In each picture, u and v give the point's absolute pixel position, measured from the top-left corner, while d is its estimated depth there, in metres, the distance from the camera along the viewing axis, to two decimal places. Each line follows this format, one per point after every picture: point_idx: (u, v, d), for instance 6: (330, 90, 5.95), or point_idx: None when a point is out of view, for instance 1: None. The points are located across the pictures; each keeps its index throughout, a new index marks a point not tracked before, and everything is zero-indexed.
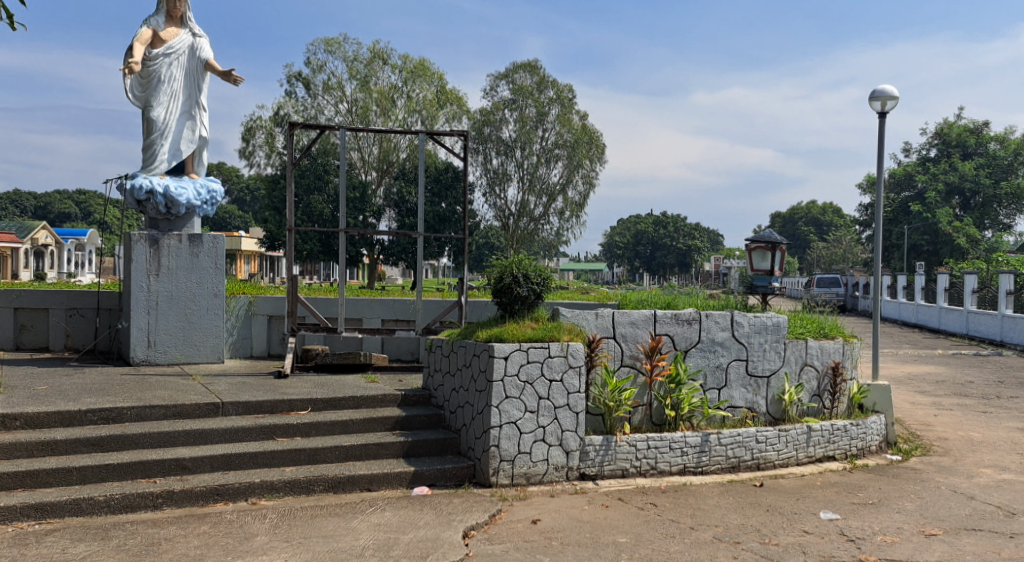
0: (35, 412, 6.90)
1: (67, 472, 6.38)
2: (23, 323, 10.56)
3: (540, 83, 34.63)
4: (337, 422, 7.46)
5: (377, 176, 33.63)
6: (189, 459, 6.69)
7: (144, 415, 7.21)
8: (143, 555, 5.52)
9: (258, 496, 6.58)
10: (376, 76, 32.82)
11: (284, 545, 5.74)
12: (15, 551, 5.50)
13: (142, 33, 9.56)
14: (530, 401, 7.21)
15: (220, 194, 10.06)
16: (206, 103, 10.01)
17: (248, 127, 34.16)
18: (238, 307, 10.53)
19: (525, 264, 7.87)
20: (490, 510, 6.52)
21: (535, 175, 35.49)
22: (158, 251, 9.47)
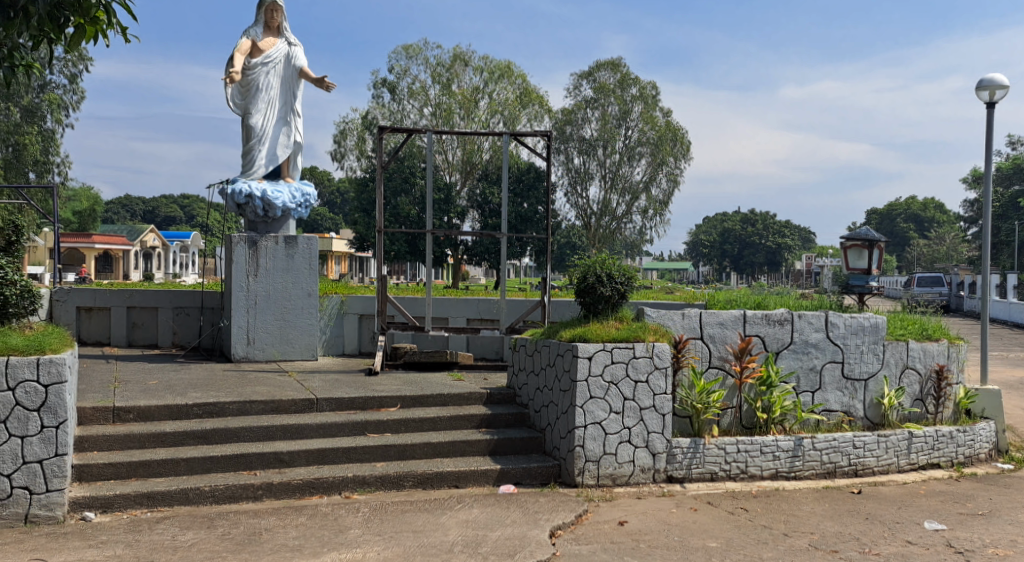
0: (145, 406, 7.19)
1: (175, 463, 6.62)
2: (134, 321, 11.04)
3: (622, 81, 34.30)
4: (424, 420, 7.55)
5: (461, 177, 33.92)
6: (286, 452, 6.88)
7: (246, 409, 7.44)
8: (245, 544, 5.69)
9: (351, 490, 6.73)
10: (458, 78, 33.13)
11: (377, 539, 5.84)
12: (129, 537, 5.75)
13: (242, 43, 9.88)
14: (616, 401, 7.15)
15: (314, 197, 10.32)
16: (300, 109, 10.29)
17: (339, 131, 34.97)
18: (331, 306, 10.77)
19: (609, 263, 7.79)
20: (576, 510, 6.49)
21: (618, 174, 35.22)
22: (256, 252, 9.77)
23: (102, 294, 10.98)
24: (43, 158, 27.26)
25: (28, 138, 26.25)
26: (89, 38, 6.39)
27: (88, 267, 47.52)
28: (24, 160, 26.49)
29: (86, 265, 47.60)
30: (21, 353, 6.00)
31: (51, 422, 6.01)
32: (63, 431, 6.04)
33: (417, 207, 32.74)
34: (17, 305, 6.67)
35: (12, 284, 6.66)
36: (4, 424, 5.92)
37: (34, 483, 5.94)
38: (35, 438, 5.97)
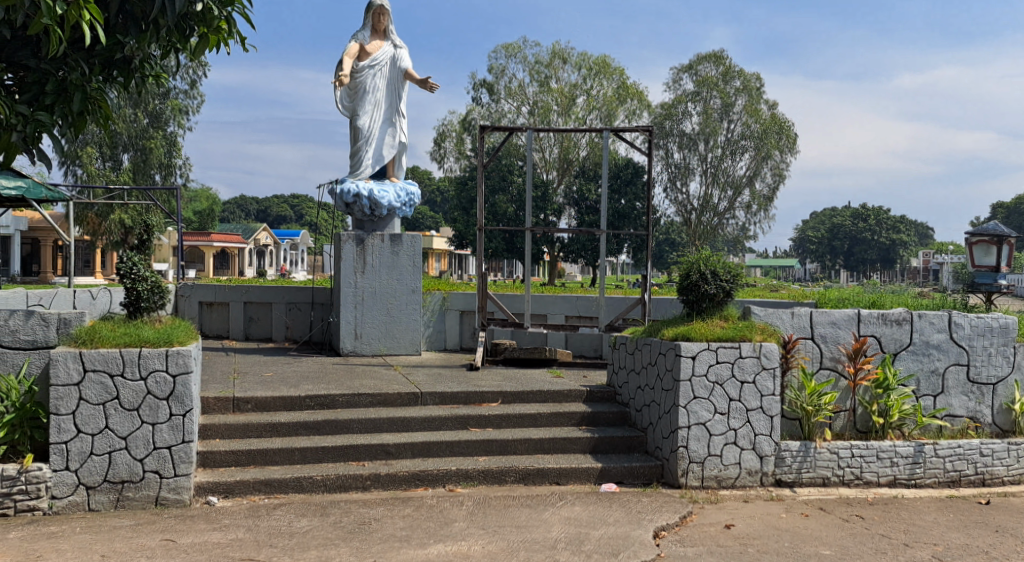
0: (262, 397, 7.46)
1: (290, 452, 6.84)
2: (251, 316, 11.52)
3: (725, 74, 33.55)
4: (525, 416, 7.57)
5: (557, 174, 33.86)
6: (392, 445, 7.01)
7: (354, 401, 7.63)
8: (356, 533, 5.83)
9: (455, 483, 6.80)
10: (556, 76, 33.10)
11: (481, 532, 5.89)
12: (249, 521, 5.97)
13: (350, 47, 10.14)
14: (721, 402, 6.99)
15: (418, 197, 10.49)
16: (405, 110, 10.47)
17: (439, 132, 35.54)
18: (433, 302, 10.93)
19: (714, 260, 7.60)
20: (680, 512, 6.38)
21: (720, 168, 34.51)
22: (363, 250, 9.99)
23: (223, 290, 11.55)
24: (167, 162, 28.71)
25: (153, 143, 27.77)
26: (211, 47, 6.72)
27: (204, 264, 49.85)
28: (150, 163, 28.08)
29: (203, 263, 49.98)
30: (152, 344, 6.32)
31: (179, 410, 6.29)
32: (189, 419, 6.32)
33: (515, 205, 32.92)
34: (149, 300, 7.08)
35: (145, 280, 7.05)
36: (137, 411, 6.23)
37: (164, 467, 6.22)
38: (164, 425, 6.26)
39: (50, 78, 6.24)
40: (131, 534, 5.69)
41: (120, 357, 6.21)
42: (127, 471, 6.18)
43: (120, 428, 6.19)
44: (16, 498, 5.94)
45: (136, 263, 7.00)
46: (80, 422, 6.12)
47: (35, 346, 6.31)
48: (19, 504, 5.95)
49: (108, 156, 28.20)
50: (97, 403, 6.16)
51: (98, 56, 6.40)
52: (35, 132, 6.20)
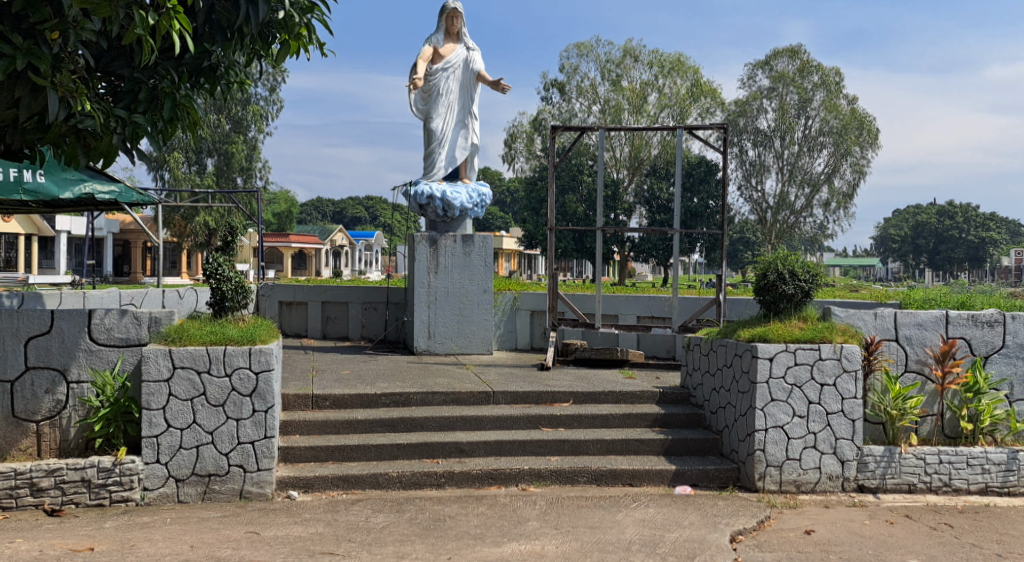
0: (339, 394, 7.61)
1: (366, 448, 6.96)
2: (328, 315, 11.77)
3: (802, 69, 32.81)
4: (597, 416, 7.54)
5: (628, 173, 33.46)
6: (466, 443, 7.06)
7: (428, 399, 7.71)
8: (431, 530, 5.89)
9: (528, 482, 6.82)
10: (628, 74, 32.86)
11: (554, 532, 5.89)
12: (329, 516, 6.10)
13: (424, 51, 10.27)
14: (799, 405, 6.84)
15: (489, 197, 10.56)
16: (478, 112, 10.54)
17: (510, 133, 35.68)
18: (504, 302, 10.97)
19: (792, 260, 7.42)
20: (758, 516, 6.27)
21: (797, 165, 33.77)
22: (436, 250, 10.09)
23: (301, 290, 11.90)
24: (248, 166, 29.56)
25: (235, 148, 28.63)
26: (292, 54, 6.90)
27: (281, 265, 51.14)
28: (231, 167, 28.97)
29: (281, 263, 51.28)
30: (236, 343, 6.51)
31: (261, 406, 6.46)
32: (271, 415, 6.49)
33: (585, 205, 32.82)
34: (232, 299, 7.28)
35: (229, 280, 7.27)
36: (222, 407, 6.42)
37: (248, 461, 6.41)
38: (248, 421, 6.44)
39: (142, 86, 6.48)
40: (217, 526, 5.87)
41: (206, 355, 6.41)
42: (213, 464, 6.37)
43: (207, 423, 6.39)
44: (111, 489, 6.18)
45: (220, 264, 7.22)
46: (170, 417, 6.34)
47: (128, 343, 6.51)
48: (113, 495, 6.19)
49: (193, 160, 29.18)
50: (185, 399, 6.37)
51: (187, 64, 6.63)
52: (129, 137, 6.40)
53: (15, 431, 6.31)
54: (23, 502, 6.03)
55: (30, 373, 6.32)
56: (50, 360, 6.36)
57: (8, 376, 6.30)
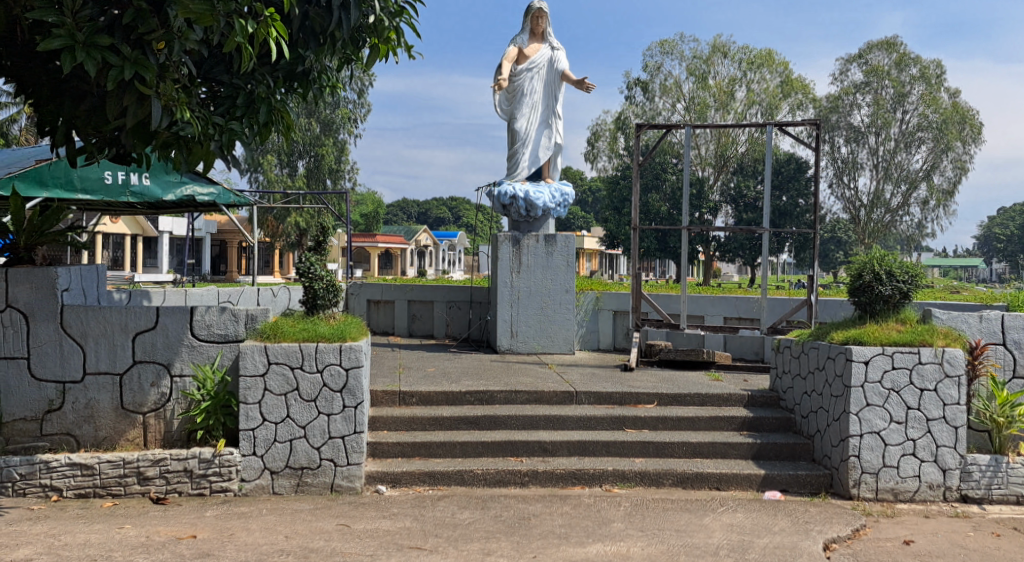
0: (426, 391, 7.71)
1: (451, 445, 7.03)
2: (414, 313, 11.95)
3: (899, 62, 31.70)
4: (683, 418, 7.43)
5: (714, 171, 32.88)
6: (549, 442, 7.06)
7: (512, 398, 7.73)
8: (516, 528, 5.91)
9: (612, 483, 6.78)
10: (714, 70, 32.30)
11: (639, 534, 5.83)
12: (415, 511, 6.19)
13: (509, 51, 10.32)
14: (897, 410, 6.60)
15: (572, 197, 10.54)
16: (562, 111, 10.52)
17: (593, 132, 35.51)
18: (586, 302, 10.90)
19: (889, 260, 7.15)
20: (853, 524, 6.07)
21: (893, 162, 32.60)
22: (519, 250, 10.12)
23: (388, 288, 12.13)
24: (337, 168, 30.31)
25: (325, 150, 29.38)
26: (381, 58, 7.03)
27: (369, 264, 52.26)
28: (321, 169, 29.75)
29: (368, 262, 52.35)
30: (327, 340, 6.67)
31: (351, 402, 6.60)
32: (361, 410, 6.62)
33: (668, 204, 32.44)
34: (323, 297, 7.47)
35: (321, 278, 7.46)
36: (313, 402, 6.59)
37: (338, 456, 6.56)
38: (338, 416, 6.59)
39: (240, 92, 6.71)
40: (309, 518, 6.02)
41: (299, 351, 6.59)
42: (306, 458, 6.55)
43: (300, 417, 6.57)
44: (211, 479, 6.41)
45: (313, 264, 7.39)
46: (265, 411, 6.54)
47: (226, 340, 6.75)
48: (213, 485, 6.42)
49: (285, 163, 30.11)
50: (279, 394, 6.56)
51: (282, 69, 6.81)
52: (225, 144, 6.62)
53: (124, 422, 6.60)
54: (131, 490, 6.30)
55: (137, 367, 6.61)
56: (155, 355, 6.63)
57: (117, 369, 6.59)
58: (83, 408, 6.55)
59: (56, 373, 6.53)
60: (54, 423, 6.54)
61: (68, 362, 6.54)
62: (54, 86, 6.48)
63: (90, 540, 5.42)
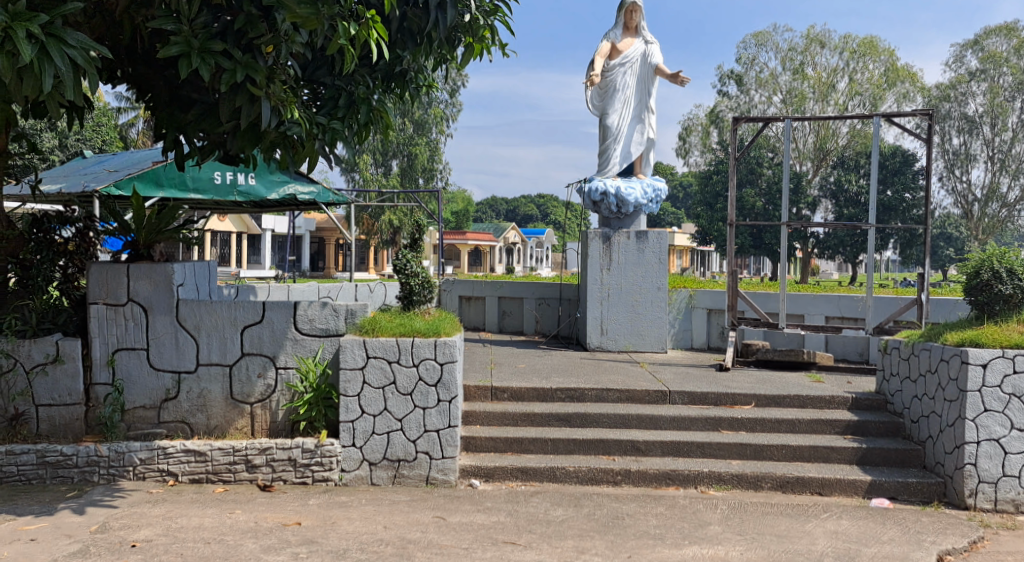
0: (518, 388, 7.78)
1: (544, 442, 7.07)
2: (504, 310, 12.05)
3: (1018, 48, 30.09)
4: (781, 420, 7.29)
5: (813, 166, 31.97)
6: (642, 442, 7.03)
7: (603, 396, 7.72)
8: (610, 527, 5.91)
9: (707, 485, 6.70)
10: (814, 61, 31.37)
11: (738, 538, 5.75)
12: (510, 506, 6.26)
13: (602, 47, 10.27)
14: (1018, 416, 6.31)
15: (665, 192, 10.44)
16: (654, 106, 10.43)
17: (685, 127, 34.96)
18: (680, 300, 10.80)
19: (1009, 258, 6.84)
20: (969, 536, 5.84)
21: (1010, 154, 31.02)
22: (610, 247, 10.09)
23: (479, 285, 12.28)
24: (430, 166, 30.81)
25: (419, 149, 29.88)
26: (476, 57, 7.12)
27: (461, 260, 52.89)
28: (415, 167, 30.30)
29: (460, 258, 52.98)
30: (423, 335, 6.80)
31: (446, 396, 6.73)
32: (455, 405, 6.74)
33: (764, 199, 31.72)
34: (420, 293, 7.63)
35: (416, 275, 7.61)
36: (410, 396, 6.74)
37: (433, 449, 6.69)
38: (433, 410, 6.72)
39: (342, 93, 6.89)
40: (407, 510, 6.16)
41: (397, 346, 6.74)
42: (403, 450, 6.70)
43: (397, 410, 6.73)
44: (314, 469, 6.63)
45: (409, 260, 7.54)
46: (364, 404, 6.72)
47: (328, 334, 6.96)
48: (316, 474, 6.64)
49: (379, 162, 30.80)
50: (377, 387, 6.73)
51: (380, 70, 7.02)
52: (327, 142, 6.78)
53: (233, 411, 6.89)
54: (240, 477, 6.58)
55: (245, 358, 6.89)
56: (261, 348, 6.90)
57: (227, 361, 6.89)
58: (196, 398, 6.87)
59: (172, 363, 6.86)
60: (170, 411, 6.87)
61: (182, 353, 6.86)
62: (171, 92, 6.83)
63: (205, 524, 5.68)
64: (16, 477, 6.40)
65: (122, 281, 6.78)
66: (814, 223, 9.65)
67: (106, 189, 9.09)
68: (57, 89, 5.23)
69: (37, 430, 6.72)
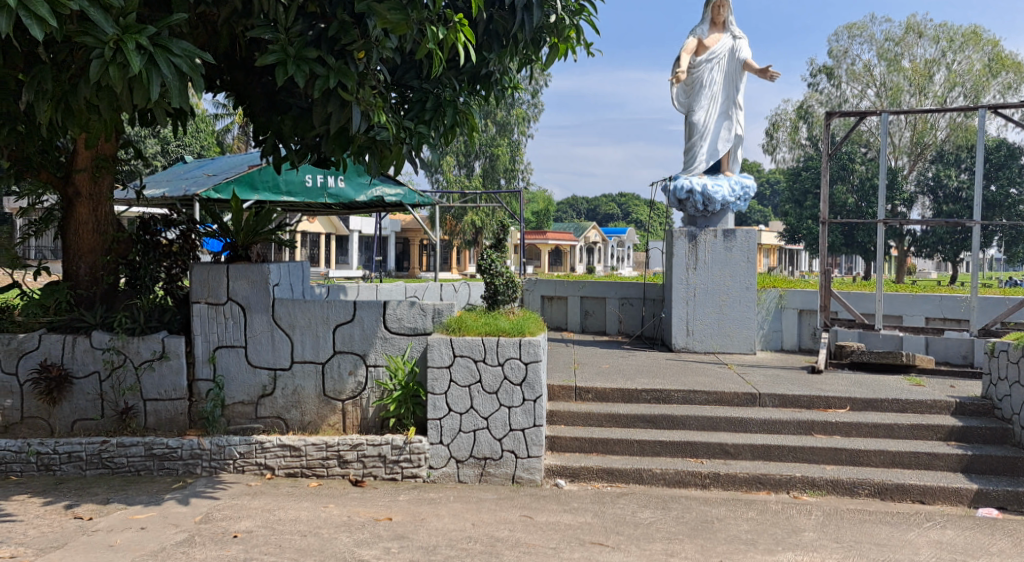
0: (602, 388, 7.74)
1: (630, 443, 7.02)
2: (587, 309, 12.01)
3: None
4: (879, 425, 7.06)
5: (909, 161, 30.85)
6: (731, 444, 6.91)
7: (690, 397, 7.62)
8: (700, 531, 5.84)
9: (800, 490, 6.55)
10: (910, 52, 30.26)
11: (835, 546, 5.60)
12: (596, 507, 6.24)
13: (688, 43, 10.13)
14: None
15: (754, 189, 10.23)
16: (743, 101, 10.24)
17: (772, 122, 34.20)
18: (769, 300, 10.53)
19: None
20: None
21: None
22: (696, 246, 9.94)
23: (561, 284, 12.27)
24: (512, 167, 31.01)
25: (500, 150, 30.10)
26: (561, 57, 7.14)
27: (543, 260, 53.00)
28: (497, 168, 30.54)
29: (541, 258, 53.12)
30: (508, 335, 6.84)
31: (531, 395, 6.77)
32: (540, 404, 6.78)
33: (856, 196, 30.78)
34: (504, 293, 7.68)
35: (500, 275, 7.66)
36: (496, 395, 6.79)
37: (519, 448, 6.74)
38: (518, 409, 6.77)
39: (429, 96, 6.97)
40: (495, 508, 6.21)
41: (482, 345, 6.79)
42: (489, 448, 6.77)
43: (483, 408, 6.79)
44: (403, 465, 6.75)
45: (494, 260, 7.60)
46: (451, 402, 6.81)
47: (415, 332, 7.07)
48: (405, 471, 6.75)
49: (462, 163, 31.18)
50: (464, 385, 6.81)
51: (467, 72, 7.08)
52: (415, 146, 6.92)
53: (326, 408, 7.08)
54: (333, 472, 6.74)
55: (337, 356, 7.06)
56: (352, 346, 7.06)
57: (320, 358, 7.07)
58: (291, 394, 7.08)
59: (269, 360, 7.08)
60: (267, 407, 7.10)
61: (278, 350, 7.07)
62: (267, 97, 7.05)
63: (301, 517, 5.85)
64: (125, 468, 6.70)
65: (222, 280, 7.04)
66: (912, 221, 9.29)
67: (205, 194, 9.45)
68: (165, 97, 5.51)
69: (145, 424, 7.02)
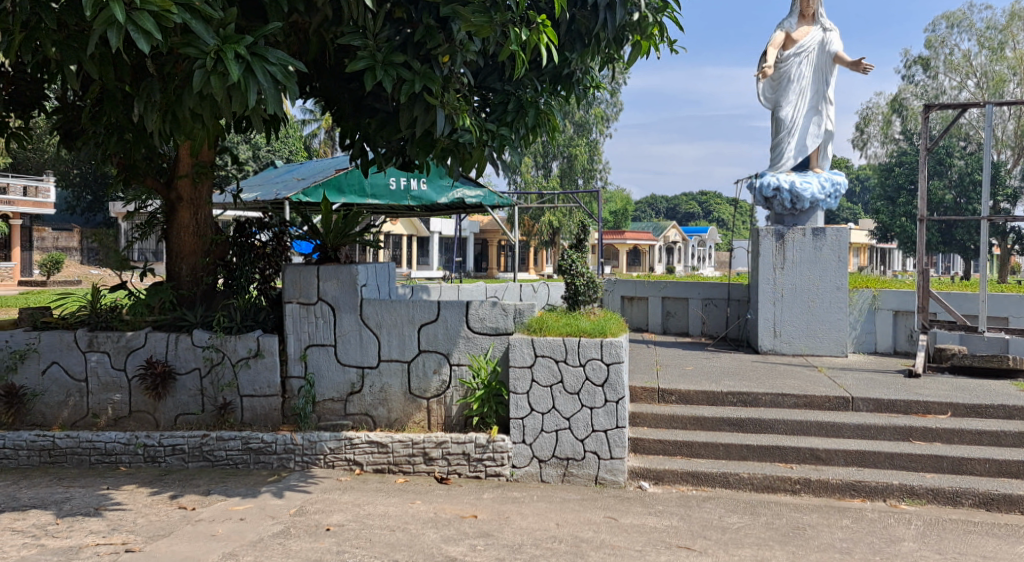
0: (686, 390, 7.66)
1: (716, 446, 6.93)
2: (669, 310, 11.92)
3: None
4: (983, 432, 6.80)
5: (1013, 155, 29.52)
6: (823, 450, 6.76)
7: (779, 401, 7.48)
8: (791, 537, 5.73)
9: (898, 499, 6.36)
10: (1015, 40, 28.96)
11: (937, 557, 5.42)
12: (682, 511, 6.19)
13: (775, 37, 9.95)
14: None
15: (844, 187, 9.98)
16: (832, 96, 9.99)
17: (863, 116, 33.21)
18: (862, 301, 10.23)
19: None
20: None
21: None
22: (783, 245, 9.74)
23: (642, 285, 12.21)
24: (590, 167, 30.95)
25: (579, 150, 30.06)
26: (644, 54, 7.11)
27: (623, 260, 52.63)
28: (576, 168, 30.52)
29: (620, 259, 52.78)
30: (590, 335, 6.86)
31: (613, 396, 6.76)
32: (622, 405, 6.76)
33: (954, 192, 29.60)
34: (585, 294, 7.67)
35: (581, 275, 7.67)
36: (578, 395, 6.80)
37: (601, 449, 6.74)
38: (601, 410, 6.77)
39: (511, 97, 7.04)
40: (579, 508, 6.22)
41: (563, 345, 6.81)
42: (571, 449, 6.78)
43: (565, 408, 6.81)
44: (487, 463, 6.82)
45: (574, 260, 7.62)
46: (533, 401, 6.85)
47: (497, 332, 7.13)
48: (489, 469, 6.82)
49: (541, 163, 31.23)
50: (545, 385, 6.84)
51: (548, 73, 7.10)
52: (496, 148, 6.98)
53: (411, 406, 7.21)
54: (419, 469, 6.86)
55: (422, 355, 7.19)
56: (437, 345, 7.17)
57: (406, 357, 7.20)
58: (378, 392, 7.23)
59: (357, 358, 7.25)
60: (355, 404, 7.27)
61: (366, 349, 7.23)
62: (355, 102, 7.23)
63: (390, 512, 5.98)
64: (224, 461, 6.97)
65: (312, 281, 7.24)
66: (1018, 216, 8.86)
67: (295, 197, 9.73)
68: (262, 104, 5.69)
69: (242, 419, 7.27)
